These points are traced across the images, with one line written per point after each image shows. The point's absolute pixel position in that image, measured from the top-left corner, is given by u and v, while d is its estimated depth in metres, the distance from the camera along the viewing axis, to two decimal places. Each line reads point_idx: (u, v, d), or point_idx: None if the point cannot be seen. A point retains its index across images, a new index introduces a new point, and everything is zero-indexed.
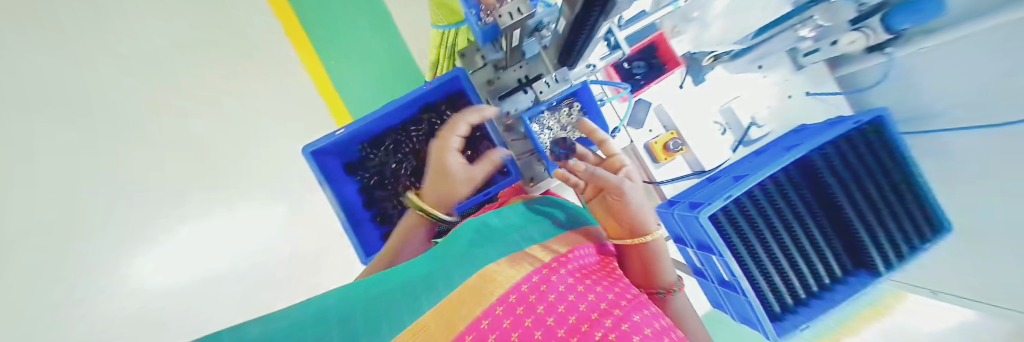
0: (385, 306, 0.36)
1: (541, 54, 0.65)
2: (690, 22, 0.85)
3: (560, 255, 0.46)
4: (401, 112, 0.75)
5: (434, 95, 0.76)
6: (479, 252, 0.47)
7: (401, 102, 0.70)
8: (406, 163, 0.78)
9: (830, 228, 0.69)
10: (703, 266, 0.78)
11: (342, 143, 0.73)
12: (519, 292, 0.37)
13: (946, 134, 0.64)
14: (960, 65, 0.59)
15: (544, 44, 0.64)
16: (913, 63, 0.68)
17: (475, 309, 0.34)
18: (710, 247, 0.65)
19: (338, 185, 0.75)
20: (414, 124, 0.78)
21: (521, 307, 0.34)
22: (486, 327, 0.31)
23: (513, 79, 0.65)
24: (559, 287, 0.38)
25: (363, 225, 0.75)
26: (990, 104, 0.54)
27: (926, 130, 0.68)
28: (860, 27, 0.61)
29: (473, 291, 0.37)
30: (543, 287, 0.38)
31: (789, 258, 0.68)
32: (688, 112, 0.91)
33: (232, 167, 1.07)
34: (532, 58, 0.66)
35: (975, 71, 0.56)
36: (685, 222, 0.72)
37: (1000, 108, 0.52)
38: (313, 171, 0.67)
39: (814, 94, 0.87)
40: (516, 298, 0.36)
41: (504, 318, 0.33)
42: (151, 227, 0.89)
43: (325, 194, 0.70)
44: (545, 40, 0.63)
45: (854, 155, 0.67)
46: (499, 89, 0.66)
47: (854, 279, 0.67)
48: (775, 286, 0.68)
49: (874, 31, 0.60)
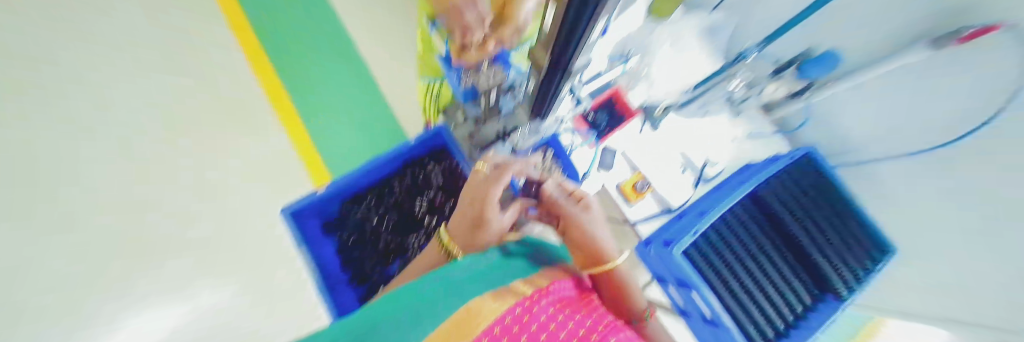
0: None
1: (516, 109, 0.63)
2: (640, 78, 0.84)
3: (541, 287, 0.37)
4: (382, 168, 0.77)
5: (418, 150, 0.78)
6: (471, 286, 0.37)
7: (382, 158, 0.74)
8: (388, 218, 0.76)
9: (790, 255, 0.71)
10: (685, 306, 0.69)
11: (325, 201, 0.75)
12: (510, 318, 0.29)
13: (888, 161, 0.70)
14: (884, 101, 0.66)
15: (518, 101, 0.63)
16: (829, 106, 0.78)
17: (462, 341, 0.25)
18: (688, 282, 0.64)
19: (317, 245, 0.73)
20: (397, 178, 0.79)
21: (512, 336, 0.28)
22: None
23: (492, 132, 0.63)
24: (540, 316, 0.32)
25: (340, 288, 0.69)
26: (929, 128, 0.59)
27: (867, 160, 0.75)
28: (780, 77, 0.71)
29: (458, 324, 0.28)
30: (527, 316, 0.31)
31: (761, 287, 0.68)
32: (652, 153, 0.81)
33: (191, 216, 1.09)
34: (508, 113, 0.64)
35: (902, 103, 0.63)
36: (664, 262, 0.67)
37: (939, 128, 0.57)
38: (290, 231, 0.68)
39: (754, 136, 0.83)
40: (511, 321, 0.29)
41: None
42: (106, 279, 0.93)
43: (301, 254, 0.67)
44: (518, 97, 0.62)
45: (795, 186, 0.74)
46: (482, 141, 0.64)
47: (823, 304, 0.66)
48: (753, 317, 0.64)
49: (791, 79, 0.70)
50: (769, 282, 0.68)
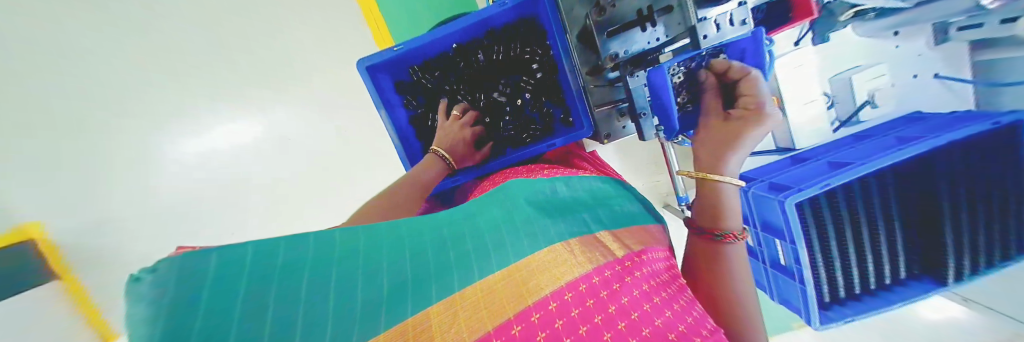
0: (425, 256, 0.31)
1: None
2: None
3: (633, 254, 0.38)
4: (468, 33, 0.64)
5: (503, 16, 0.62)
6: (541, 219, 0.41)
7: (467, 22, 0.60)
8: (460, 96, 0.69)
9: (899, 227, 0.61)
10: (757, 245, 0.70)
11: (397, 60, 0.65)
12: (591, 284, 0.32)
13: None
14: None
15: None
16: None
17: (532, 293, 0.29)
18: (781, 232, 0.59)
19: (390, 108, 0.69)
20: (477, 49, 0.65)
21: (592, 300, 0.30)
22: (554, 311, 0.28)
23: (633, 9, 0.47)
24: (635, 292, 0.32)
25: (417, 157, 0.72)
26: None
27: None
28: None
29: (517, 277, 0.31)
30: (617, 286, 0.32)
31: (857, 253, 0.61)
32: (804, 79, 0.68)
33: (231, 65, 0.92)
34: None
35: None
36: (758, 204, 0.64)
37: None
38: (367, 87, 0.62)
39: (943, 78, 0.68)
40: (587, 289, 0.31)
41: (571, 308, 0.29)
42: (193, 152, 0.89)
43: (381, 118, 0.66)
44: None
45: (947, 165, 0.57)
46: (611, 21, 0.48)
47: (917, 284, 0.61)
48: (818, 278, 0.62)
49: None
50: (858, 249, 0.61)
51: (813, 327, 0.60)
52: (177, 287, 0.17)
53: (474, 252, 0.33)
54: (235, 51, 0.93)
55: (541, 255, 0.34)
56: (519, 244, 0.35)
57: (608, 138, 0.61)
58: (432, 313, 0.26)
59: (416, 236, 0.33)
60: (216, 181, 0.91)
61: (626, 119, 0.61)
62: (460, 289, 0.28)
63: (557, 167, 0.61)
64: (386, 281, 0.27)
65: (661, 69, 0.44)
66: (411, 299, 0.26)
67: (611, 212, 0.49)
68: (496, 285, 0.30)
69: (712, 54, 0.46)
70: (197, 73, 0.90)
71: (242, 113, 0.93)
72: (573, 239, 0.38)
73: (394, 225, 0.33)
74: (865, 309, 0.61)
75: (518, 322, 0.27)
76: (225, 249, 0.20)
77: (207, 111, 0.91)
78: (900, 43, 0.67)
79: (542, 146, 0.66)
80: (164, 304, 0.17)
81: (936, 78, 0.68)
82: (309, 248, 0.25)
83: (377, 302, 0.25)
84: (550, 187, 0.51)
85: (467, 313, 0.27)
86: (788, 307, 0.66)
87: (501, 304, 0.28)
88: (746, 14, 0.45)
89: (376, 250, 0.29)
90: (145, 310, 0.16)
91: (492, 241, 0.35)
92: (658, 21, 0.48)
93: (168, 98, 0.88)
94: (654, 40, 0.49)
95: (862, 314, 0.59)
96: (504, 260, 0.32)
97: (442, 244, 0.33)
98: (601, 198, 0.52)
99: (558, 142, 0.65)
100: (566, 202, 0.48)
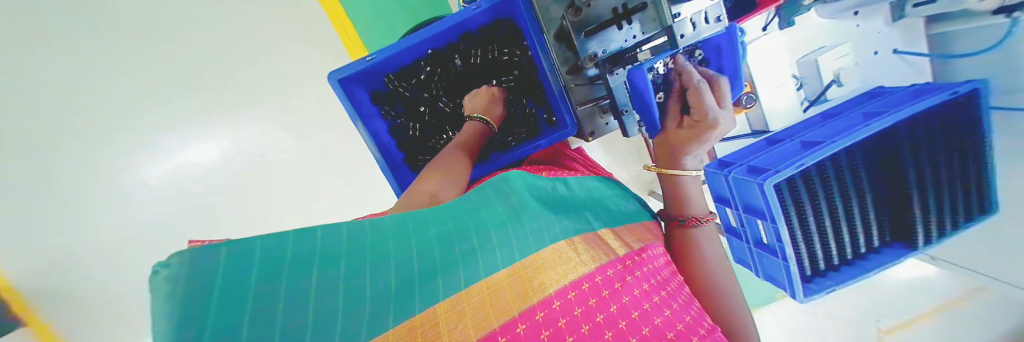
0: (432, 250, 0.30)
1: None
2: None
3: (635, 253, 0.38)
4: (442, 38, 0.63)
5: (479, 19, 0.60)
6: (543, 214, 0.40)
7: (441, 27, 0.58)
8: (440, 103, 0.69)
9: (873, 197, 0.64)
10: (739, 226, 0.73)
11: (371, 71, 0.63)
12: (594, 283, 0.32)
13: None
14: None
15: None
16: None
17: (536, 292, 0.29)
18: (762, 213, 0.62)
19: (366, 121, 0.67)
20: (454, 54, 0.65)
21: (594, 298, 0.30)
22: (558, 309, 0.29)
23: (607, 8, 0.47)
24: (635, 291, 0.33)
25: (399, 168, 0.70)
26: None
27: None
28: None
29: (521, 275, 0.30)
30: (618, 285, 0.33)
31: (835, 225, 0.65)
32: (773, 66, 0.71)
33: (190, 88, 0.88)
34: None
35: None
36: (739, 187, 0.66)
37: None
38: (340, 101, 0.60)
39: (901, 53, 0.72)
40: (590, 287, 0.31)
41: (573, 307, 0.29)
42: (148, 183, 0.83)
43: (358, 130, 0.63)
44: None
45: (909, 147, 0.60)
46: (586, 22, 0.48)
47: (889, 250, 0.66)
48: (801, 254, 0.65)
49: None
50: (835, 225, 0.65)
51: (797, 300, 0.63)
52: (202, 273, 0.18)
53: (480, 248, 0.32)
54: (191, 72, 0.88)
55: (546, 253, 0.33)
56: (523, 240, 0.34)
57: (592, 135, 0.61)
58: (440, 311, 0.26)
59: (423, 229, 0.32)
60: (176, 210, 0.85)
61: (609, 116, 0.62)
62: (466, 287, 0.28)
63: (550, 168, 0.61)
64: (393, 276, 0.27)
65: (641, 70, 0.46)
66: (418, 296, 0.26)
67: (608, 212, 0.49)
68: (501, 284, 0.29)
69: (689, 51, 0.51)
70: (146, 100, 0.84)
71: (205, 136, 0.87)
72: (577, 237, 0.38)
73: (401, 215, 0.33)
74: (844, 278, 0.65)
75: (523, 321, 0.27)
76: (238, 241, 0.20)
77: (161, 138, 0.84)
78: (859, 23, 0.69)
79: (529, 148, 0.66)
80: (184, 298, 0.17)
81: (895, 53, 0.72)
82: (320, 243, 0.25)
83: (386, 297, 0.25)
84: (550, 183, 0.50)
85: (475, 309, 0.27)
86: (772, 282, 0.68)
87: (506, 303, 0.28)
88: (720, 11, 0.46)
89: (383, 245, 0.28)
90: (165, 303, 0.17)
91: (498, 236, 0.34)
92: (634, 19, 0.48)
93: (111, 128, 0.81)
94: (631, 38, 0.49)
95: (842, 284, 0.63)
96: (509, 258, 0.32)
97: (449, 237, 0.32)
98: (599, 196, 0.53)
99: (543, 144, 0.65)
100: (567, 200, 0.48)
